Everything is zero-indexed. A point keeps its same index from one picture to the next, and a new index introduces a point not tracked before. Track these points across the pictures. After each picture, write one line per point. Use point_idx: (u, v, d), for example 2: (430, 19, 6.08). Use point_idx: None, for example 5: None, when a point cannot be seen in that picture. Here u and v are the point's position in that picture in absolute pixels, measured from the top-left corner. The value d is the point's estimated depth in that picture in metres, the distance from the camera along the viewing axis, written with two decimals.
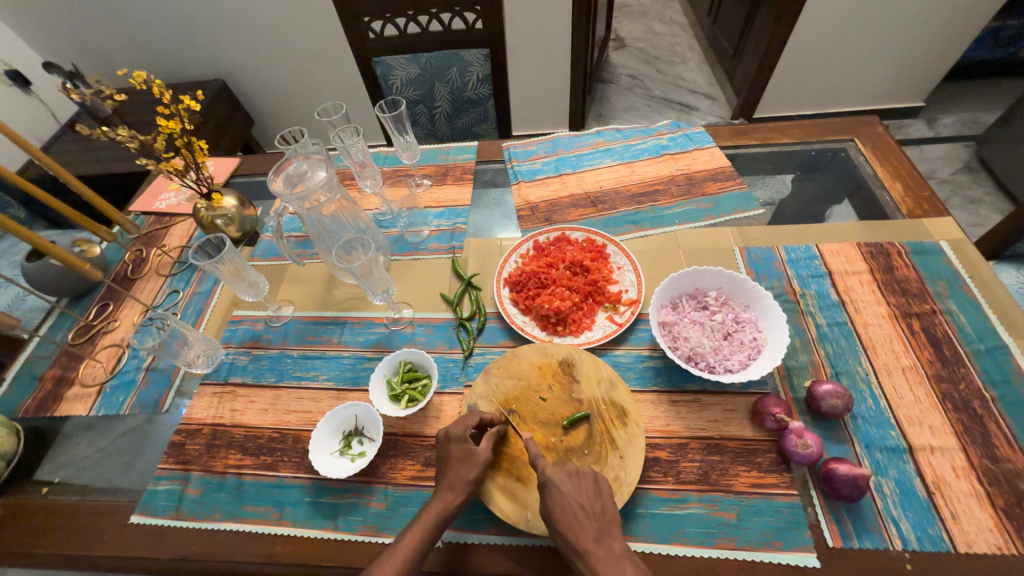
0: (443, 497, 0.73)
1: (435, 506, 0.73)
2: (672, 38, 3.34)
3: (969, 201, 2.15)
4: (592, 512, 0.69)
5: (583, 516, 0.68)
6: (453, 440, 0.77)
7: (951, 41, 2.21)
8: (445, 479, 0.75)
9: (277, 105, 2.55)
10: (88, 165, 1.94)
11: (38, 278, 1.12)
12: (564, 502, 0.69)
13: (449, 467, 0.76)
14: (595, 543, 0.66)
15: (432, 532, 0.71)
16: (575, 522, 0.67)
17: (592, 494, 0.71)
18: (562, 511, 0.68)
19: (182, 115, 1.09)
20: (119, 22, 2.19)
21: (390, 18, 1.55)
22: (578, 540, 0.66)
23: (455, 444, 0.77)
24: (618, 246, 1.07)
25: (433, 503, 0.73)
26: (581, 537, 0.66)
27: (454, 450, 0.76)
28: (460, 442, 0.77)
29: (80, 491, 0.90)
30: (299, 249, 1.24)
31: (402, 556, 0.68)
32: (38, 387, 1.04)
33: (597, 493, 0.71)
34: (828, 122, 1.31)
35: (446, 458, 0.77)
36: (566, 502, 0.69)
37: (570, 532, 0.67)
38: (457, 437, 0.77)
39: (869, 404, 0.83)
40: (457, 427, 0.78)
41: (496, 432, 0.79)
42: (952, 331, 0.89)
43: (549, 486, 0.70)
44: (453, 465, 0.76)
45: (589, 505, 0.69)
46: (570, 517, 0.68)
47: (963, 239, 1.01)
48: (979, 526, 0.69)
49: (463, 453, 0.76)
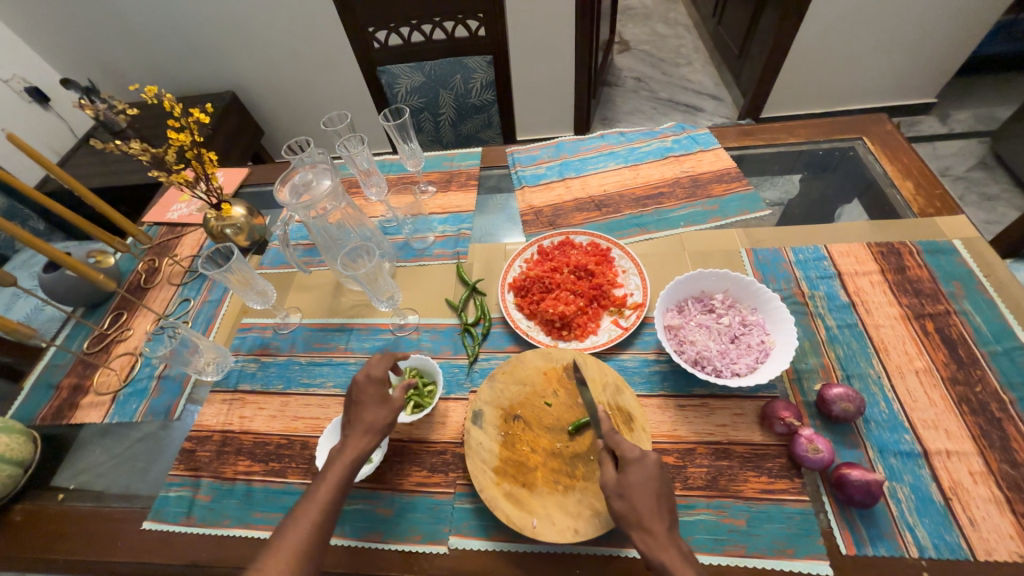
0: (354, 445, 0.75)
1: (348, 453, 0.75)
2: (677, 40, 3.33)
3: (984, 198, 2.11)
4: (665, 501, 0.67)
5: (658, 504, 0.66)
6: (371, 382, 0.80)
7: (963, 36, 2.17)
8: (354, 419, 0.77)
9: (286, 115, 2.59)
10: (103, 177, 1.99)
11: (55, 288, 1.15)
12: (644, 489, 0.66)
13: (362, 413, 0.78)
14: (669, 538, 0.63)
15: (343, 481, 0.73)
16: (650, 508, 0.65)
17: (661, 484, 0.68)
18: (642, 499, 0.66)
19: (191, 127, 1.11)
20: (133, 38, 2.26)
21: (395, 27, 1.57)
22: (653, 526, 0.64)
23: (372, 387, 0.79)
24: (623, 250, 1.07)
25: (343, 453, 0.74)
26: (655, 527, 0.64)
27: (364, 394, 0.79)
28: (369, 385, 0.80)
29: (95, 498, 0.91)
30: (306, 257, 1.25)
31: (317, 511, 0.70)
32: (54, 396, 1.07)
33: (663, 487, 0.68)
34: (836, 121, 1.30)
35: (357, 402, 0.79)
36: (647, 489, 0.66)
37: (646, 521, 0.64)
38: (375, 379, 0.80)
39: (882, 408, 0.81)
40: (377, 368, 0.81)
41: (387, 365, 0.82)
42: (966, 331, 0.87)
43: (631, 467, 0.68)
44: (363, 409, 0.78)
45: (659, 493, 0.67)
46: (646, 503, 0.65)
47: (977, 237, 0.99)
48: (999, 533, 0.67)
49: (375, 396, 0.79)
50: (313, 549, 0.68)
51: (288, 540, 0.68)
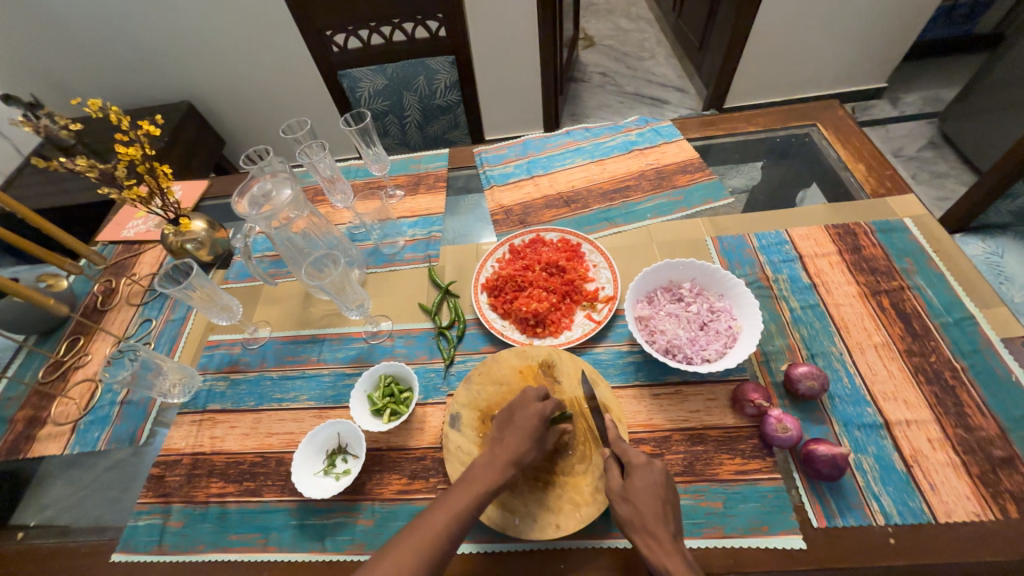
0: (497, 469, 0.71)
1: (489, 471, 0.71)
2: (640, 34, 3.37)
3: (936, 176, 2.21)
4: (669, 506, 0.68)
5: (661, 508, 0.67)
6: (519, 405, 0.77)
7: (907, 23, 2.27)
8: (505, 441, 0.74)
9: (248, 124, 2.52)
10: (54, 196, 1.90)
11: (3, 316, 1.09)
12: (649, 492, 0.68)
13: (509, 433, 0.75)
14: (673, 540, 0.64)
15: (482, 497, 0.69)
16: (658, 513, 0.66)
17: (670, 488, 0.70)
18: (647, 502, 0.67)
19: (142, 140, 1.06)
20: (78, 50, 2.16)
21: (353, 30, 1.54)
22: (659, 530, 0.65)
23: (521, 409, 0.76)
24: (592, 245, 1.08)
25: (488, 470, 0.71)
26: (661, 532, 0.64)
27: (522, 420, 0.75)
28: (532, 414, 0.75)
29: (59, 533, 0.87)
30: (273, 268, 1.22)
31: (452, 515, 0.67)
32: (9, 429, 1.01)
33: (672, 490, 0.70)
34: (791, 109, 1.34)
35: (511, 422, 0.76)
36: (652, 493, 0.68)
37: (650, 525, 0.65)
38: (523, 403, 0.77)
39: (845, 383, 0.84)
40: (527, 395, 0.78)
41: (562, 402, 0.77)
42: (920, 305, 0.91)
43: (639, 473, 0.70)
44: (516, 433, 0.74)
45: (668, 498, 0.68)
46: (655, 507, 0.67)
47: (926, 215, 1.04)
48: (957, 495, 0.71)
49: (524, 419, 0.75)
50: (439, 553, 0.64)
51: (418, 534, 0.65)
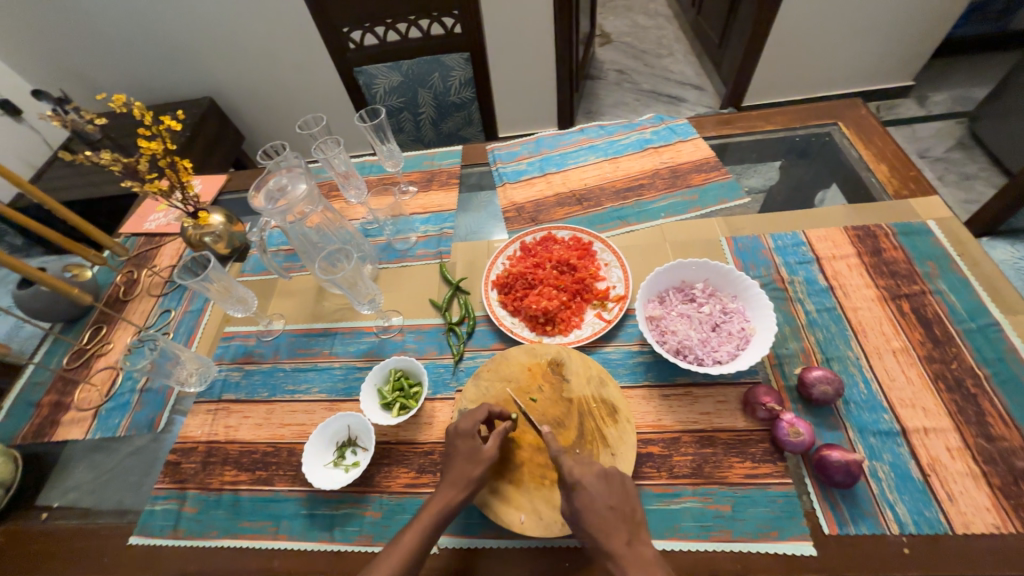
0: (443, 498, 0.73)
1: (435, 503, 0.72)
2: (658, 31, 3.33)
3: (963, 178, 2.14)
4: (621, 513, 0.68)
5: (610, 518, 0.67)
6: (460, 434, 0.77)
7: (936, 19, 2.19)
8: (448, 473, 0.75)
9: (266, 120, 2.56)
10: (80, 189, 1.95)
11: (31, 305, 1.13)
12: (594, 503, 0.68)
13: (454, 463, 0.76)
14: (627, 547, 0.65)
15: (431, 532, 0.70)
16: (605, 524, 0.67)
17: (621, 495, 0.70)
18: (592, 514, 0.67)
19: (163, 135, 1.09)
20: (105, 46, 2.21)
21: (370, 27, 1.55)
22: (611, 543, 0.65)
23: (463, 439, 0.77)
24: (604, 243, 1.07)
25: (434, 501, 0.73)
26: (613, 541, 0.65)
27: (457, 448, 0.76)
28: (463, 440, 0.77)
29: (81, 515, 0.90)
30: (288, 262, 1.24)
31: (402, 555, 0.68)
32: (35, 414, 1.05)
33: (625, 495, 0.70)
34: (812, 107, 1.31)
35: (450, 453, 0.77)
36: (597, 504, 0.68)
37: (601, 535, 0.66)
38: (465, 432, 0.77)
39: (861, 389, 0.82)
40: (466, 422, 0.78)
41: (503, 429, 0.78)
42: (942, 310, 0.89)
43: (579, 488, 0.69)
44: (455, 463, 0.75)
45: (618, 506, 0.68)
46: (601, 519, 0.67)
47: (951, 218, 1.00)
48: (976, 506, 0.69)
49: (469, 448, 0.76)
50: None
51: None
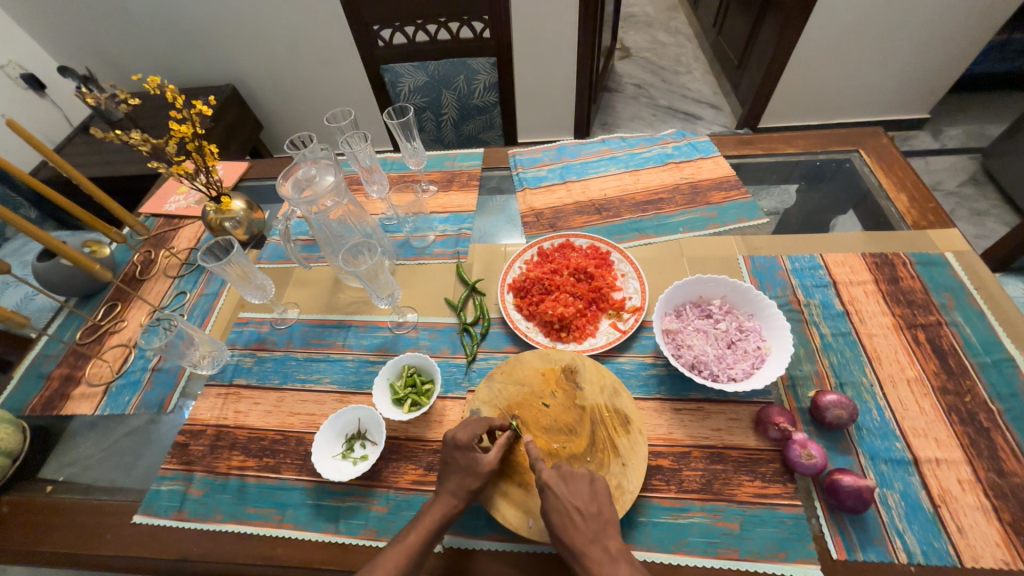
0: (443, 501, 0.73)
1: (434, 510, 0.73)
2: (677, 48, 3.36)
3: (975, 213, 2.15)
4: (588, 514, 0.68)
5: (582, 521, 0.68)
6: (460, 448, 0.75)
7: (956, 55, 2.22)
8: (445, 481, 0.75)
9: (287, 110, 2.58)
10: (99, 167, 1.97)
11: (49, 278, 1.14)
12: (559, 504, 0.69)
13: (450, 474, 0.75)
14: (590, 544, 0.66)
15: (430, 538, 0.71)
16: (570, 524, 0.67)
17: (588, 496, 0.71)
18: (557, 514, 0.68)
19: (193, 119, 1.09)
20: (135, 29, 2.24)
21: (400, 26, 1.57)
22: (574, 541, 0.66)
23: (462, 453, 0.75)
24: (622, 254, 1.08)
25: (434, 505, 0.73)
26: (577, 539, 0.66)
27: (451, 459, 0.76)
28: (457, 450, 0.76)
29: (84, 490, 0.90)
30: (306, 252, 1.25)
31: (402, 555, 0.69)
32: (45, 386, 1.05)
33: (593, 495, 0.71)
34: (833, 133, 1.32)
35: (446, 464, 0.76)
36: (562, 505, 0.69)
37: (565, 533, 0.67)
38: (464, 445, 0.75)
39: (874, 415, 0.82)
40: (465, 434, 0.76)
41: (505, 441, 0.78)
42: (957, 343, 0.89)
43: (545, 490, 0.70)
44: (451, 472, 0.75)
45: (584, 507, 0.69)
46: (566, 519, 0.68)
47: (969, 251, 1.01)
48: (986, 541, 0.69)
49: (468, 460, 0.75)
50: None
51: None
